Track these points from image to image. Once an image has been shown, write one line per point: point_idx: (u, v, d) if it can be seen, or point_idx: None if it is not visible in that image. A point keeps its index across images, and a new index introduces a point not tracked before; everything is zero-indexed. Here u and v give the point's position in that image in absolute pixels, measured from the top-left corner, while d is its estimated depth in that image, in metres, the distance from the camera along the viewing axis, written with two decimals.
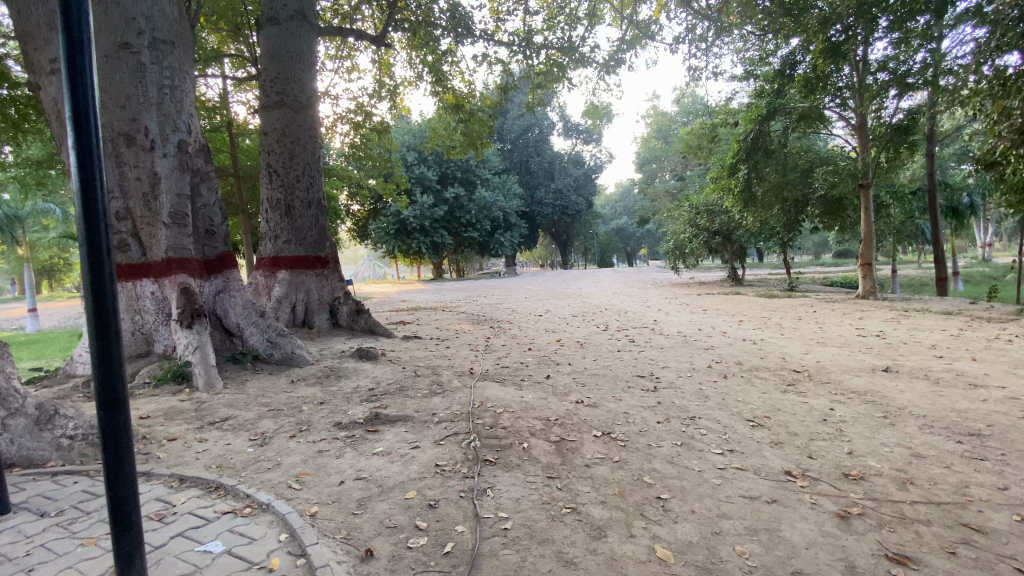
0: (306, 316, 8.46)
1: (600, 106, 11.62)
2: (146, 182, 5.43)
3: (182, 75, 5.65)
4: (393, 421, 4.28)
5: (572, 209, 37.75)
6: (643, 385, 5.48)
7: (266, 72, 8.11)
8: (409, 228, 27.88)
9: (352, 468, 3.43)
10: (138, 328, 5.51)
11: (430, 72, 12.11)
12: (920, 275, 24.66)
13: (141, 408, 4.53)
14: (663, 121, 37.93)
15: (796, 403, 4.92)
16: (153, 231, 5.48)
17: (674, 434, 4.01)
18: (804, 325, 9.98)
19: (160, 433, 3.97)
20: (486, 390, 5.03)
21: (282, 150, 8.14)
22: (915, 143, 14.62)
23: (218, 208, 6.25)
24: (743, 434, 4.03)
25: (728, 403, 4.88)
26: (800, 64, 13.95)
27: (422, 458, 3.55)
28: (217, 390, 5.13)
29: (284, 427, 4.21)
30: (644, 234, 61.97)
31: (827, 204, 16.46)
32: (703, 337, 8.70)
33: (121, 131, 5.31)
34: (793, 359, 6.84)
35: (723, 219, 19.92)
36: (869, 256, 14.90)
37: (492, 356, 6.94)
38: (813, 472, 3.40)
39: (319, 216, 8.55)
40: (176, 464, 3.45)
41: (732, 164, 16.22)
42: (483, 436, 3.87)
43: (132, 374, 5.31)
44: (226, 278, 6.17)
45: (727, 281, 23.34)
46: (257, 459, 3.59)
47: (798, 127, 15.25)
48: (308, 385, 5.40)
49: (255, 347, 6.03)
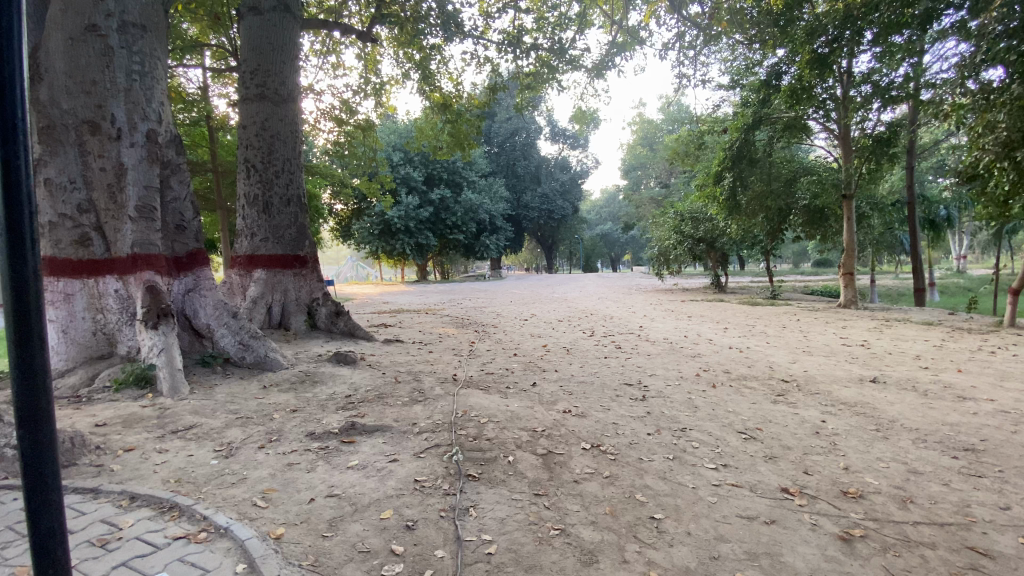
0: (283, 317, 8.14)
1: (588, 111, 11.54)
2: (111, 173, 5.11)
3: (153, 61, 5.34)
4: (371, 431, 4.04)
5: (558, 214, 37.72)
6: (631, 394, 5.32)
7: (245, 63, 7.80)
8: (393, 229, 27.49)
9: (324, 483, 3.18)
10: (100, 328, 5.16)
11: (417, 70, 11.86)
12: (898, 285, 25.07)
13: (98, 415, 4.21)
14: (649, 128, 38.32)
15: (788, 414, 4.81)
16: (118, 225, 5.14)
17: (666, 446, 3.84)
18: (790, 333, 9.96)
19: (116, 443, 3.67)
20: (470, 398, 4.82)
21: (261, 145, 7.84)
22: (896, 155, 14.85)
23: (189, 202, 5.92)
24: (736, 447, 3.89)
25: (719, 414, 4.75)
26: (785, 74, 14.11)
27: (400, 472, 3.32)
28: (184, 395, 4.83)
29: (253, 437, 3.94)
30: (629, 239, 62.29)
31: (810, 214, 16.58)
32: (690, 345, 8.60)
33: (85, 118, 4.99)
34: (781, 369, 6.76)
35: (708, 226, 20.02)
36: (850, 265, 15.05)
37: (476, 361, 6.73)
38: (810, 490, 3.26)
39: (299, 214, 8.24)
40: (131, 478, 3.17)
41: (717, 172, 16.29)
42: (466, 448, 3.65)
43: (92, 377, 4.96)
44: (197, 276, 5.84)
45: (710, 288, 23.46)
46: (221, 473, 3.32)
47: (783, 136, 15.39)
48: (281, 391, 5.12)
49: (226, 350, 5.73)
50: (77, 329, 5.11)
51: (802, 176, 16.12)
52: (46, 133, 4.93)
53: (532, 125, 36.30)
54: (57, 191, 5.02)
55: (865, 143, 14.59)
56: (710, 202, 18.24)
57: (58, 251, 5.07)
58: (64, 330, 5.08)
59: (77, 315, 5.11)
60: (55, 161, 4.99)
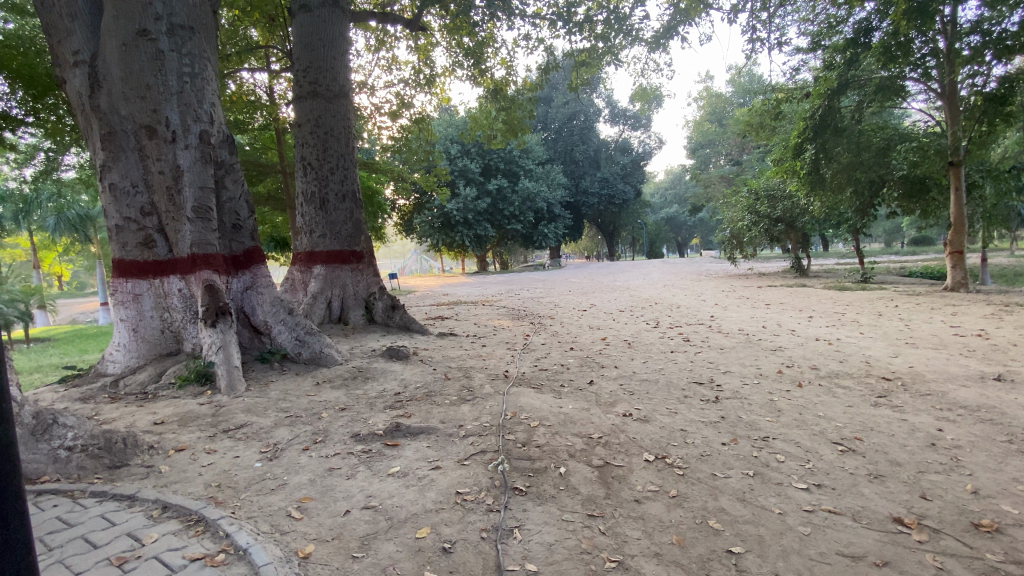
0: (342, 311, 8.21)
1: (649, 88, 10.77)
2: (169, 176, 5.23)
3: (203, 62, 5.41)
4: (416, 434, 3.82)
5: (619, 198, 36.50)
6: (702, 395, 4.78)
7: (298, 61, 7.85)
8: (452, 221, 27.68)
9: (362, 492, 2.99)
10: (168, 326, 5.36)
11: (467, 56, 11.55)
12: (1015, 263, 21.91)
13: (158, 413, 4.32)
14: (718, 103, 36.09)
15: (894, 421, 4.09)
16: (177, 226, 5.26)
17: (744, 460, 3.33)
18: (887, 322, 8.78)
19: (170, 443, 3.72)
20: (521, 398, 4.50)
21: (316, 142, 7.89)
22: (1015, 114, 12.81)
23: (245, 201, 5.97)
24: (830, 462, 3.31)
25: (807, 420, 4.12)
26: (876, 30, 12.68)
27: (442, 482, 3.06)
28: (240, 392, 4.87)
29: (299, 437, 3.86)
30: (696, 222, 59.30)
31: (908, 186, 14.71)
32: (768, 337, 7.78)
33: (143, 123, 5.15)
34: (879, 364, 5.89)
35: (787, 205, 18.37)
36: (959, 243, 13.21)
37: (530, 356, 6.41)
38: (931, 521, 2.65)
39: (354, 209, 8.23)
40: (176, 481, 3.17)
41: (797, 144, 14.85)
42: (513, 456, 3.34)
43: (159, 374, 5.15)
44: (254, 273, 5.91)
45: (790, 272, 21.64)
46: (262, 477, 3.23)
47: (875, 100, 13.68)
48: (333, 388, 5.05)
49: (283, 346, 5.78)
50: (146, 328, 5.32)
51: (898, 144, 14.25)
52: (109, 139, 5.15)
53: (591, 108, 35.18)
54: (122, 196, 5.24)
55: (977, 102, 12.65)
56: (789, 177, 16.73)
57: (125, 254, 5.28)
58: (135, 329, 5.31)
59: (146, 314, 5.32)
60: (118, 166, 5.21)
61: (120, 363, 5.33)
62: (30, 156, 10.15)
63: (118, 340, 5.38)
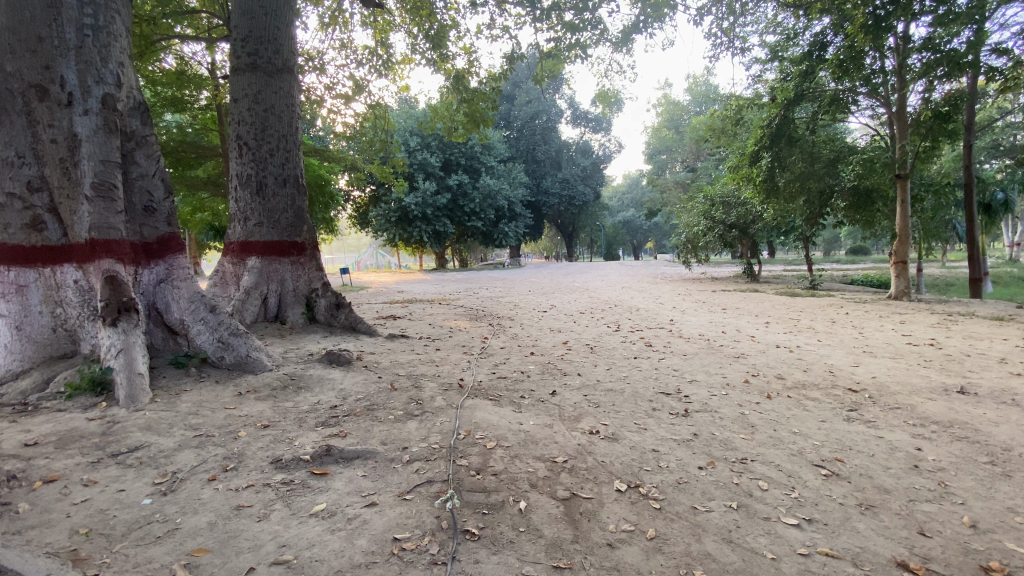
0: (279, 309, 7.45)
1: (612, 91, 10.52)
2: (63, 146, 4.34)
3: (109, 14, 4.58)
4: (351, 458, 3.24)
5: (578, 199, 36.58)
6: (671, 408, 4.42)
7: (236, 29, 7.01)
8: (410, 216, 26.78)
9: (275, 540, 2.41)
10: (60, 323, 4.47)
11: (426, 42, 10.89)
12: (947, 274, 23.20)
13: (32, 430, 3.49)
14: (675, 109, 36.89)
15: (871, 439, 3.87)
16: (73, 206, 4.39)
17: (725, 489, 2.96)
18: (843, 329, 8.82)
19: (37, 471, 2.96)
20: (476, 413, 3.99)
21: (254, 120, 7.08)
22: (955, 131, 13.39)
23: (159, 181, 5.14)
24: (817, 491, 3.01)
25: (783, 437, 3.82)
26: (830, 45, 13.05)
27: (377, 525, 2.52)
28: (142, 405, 4.09)
29: (206, 464, 3.20)
30: (652, 225, 60.61)
31: (855, 197, 15.15)
32: (729, 343, 7.60)
33: (31, 81, 4.23)
34: (844, 374, 5.76)
35: (741, 211, 18.63)
36: (902, 253, 13.70)
37: (486, 362, 5.91)
38: (937, 565, 2.36)
39: (296, 196, 7.44)
40: (31, 527, 2.47)
41: (754, 151, 15.06)
42: (465, 490, 2.84)
43: (46, 381, 4.27)
44: (169, 264, 5.11)
45: (742, 277, 22.07)
46: (147, 519, 2.58)
47: (828, 111, 14.01)
48: (258, 400, 4.37)
49: (202, 349, 5.04)
50: (33, 325, 4.40)
51: (847, 156, 14.70)
52: None
53: (554, 109, 35.04)
54: (3, 168, 4.27)
55: (922, 116, 13.18)
56: (744, 184, 17.03)
57: (7, 237, 4.33)
58: (18, 327, 4.37)
59: (33, 310, 4.39)
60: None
61: None
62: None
63: None
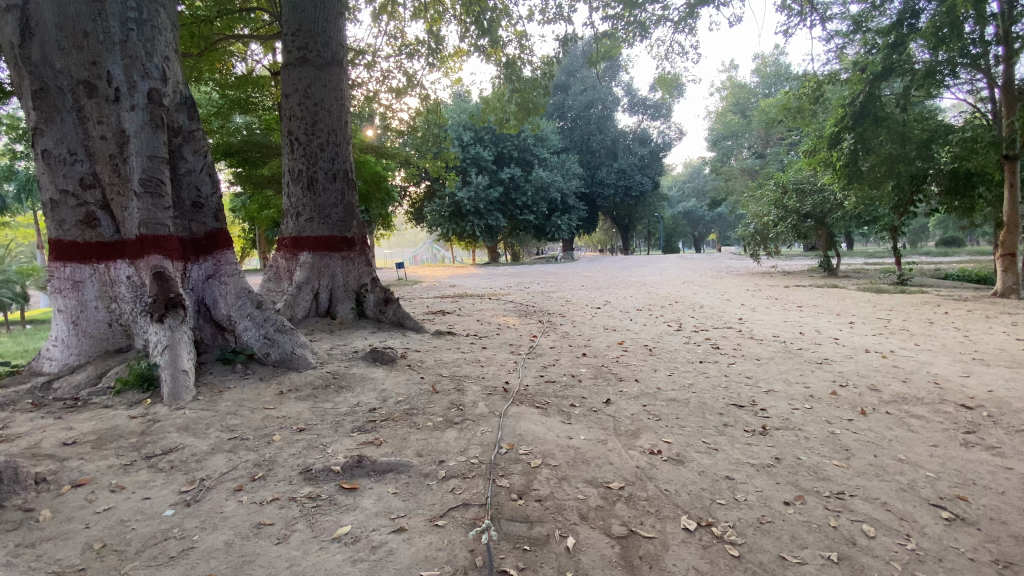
0: (330, 304, 7.41)
1: (673, 75, 9.78)
2: (112, 142, 4.37)
3: (153, 7, 4.57)
4: (383, 472, 2.97)
5: (636, 190, 35.16)
6: (745, 423, 3.86)
7: (287, 23, 6.96)
8: (463, 210, 26.78)
9: (291, 568, 2.16)
10: (114, 318, 4.50)
11: (475, 28, 10.54)
12: None
13: (76, 428, 3.49)
14: (741, 93, 34.70)
15: (999, 471, 3.15)
16: (124, 202, 4.41)
17: (819, 533, 2.43)
18: (945, 332, 7.69)
19: (69, 475, 2.89)
20: (521, 423, 3.62)
21: (305, 115, 7.02)
22: None
23: (206, 176, 5.13)
24: (938, 542, 2.41)
25: (886, 466, 3.19)
26: (925, 10, 11.58)
27: (401, 558, 2.21)
28: (183, 403, 4.04)
29: (234, 471, 3.03)
30: (715, 216, 57.75)
31: (952, 181, 13.40)
32: (809, 346, 6.78)
33: (80, 78, 4.26)
34: (955, 387, 4.90)
35: (817, 200, 17.07)
36: (1013, 244, 11.98)
37: (535, 363, 5.55)
38: None
39: (346, 190, 7.35)
40: (49, 539, 2.36)
41: (833, 133, 13.68)
42: (505, 518, 2.48)
43: (99, 376, 4.32)
44: (218, 260, 5.09)
45: (818, 271, 20.27)
46: (163, 535, 2.41)
47: (923, 85, 12.43)
48: (298, 400, 4.23)
49: (249, 345, 4.98)
50: (89, 321, 4.45)
51: (944, 135, 13.04)
52: (41, 97, 4.23)
53: (610, 97, 33.93)
54: (57, 165, 4.31)
55: None
56: (821, 169, 15.58)
57: (63, 234, 4.37)
58: (76, 322, 4.44)
59: (90, 305, 4.44)
60: (52, 129, 4.28)
61: (57, 361, 4.47)
62: (22, 131, 9.54)
63: (55, 334, 4.50)
